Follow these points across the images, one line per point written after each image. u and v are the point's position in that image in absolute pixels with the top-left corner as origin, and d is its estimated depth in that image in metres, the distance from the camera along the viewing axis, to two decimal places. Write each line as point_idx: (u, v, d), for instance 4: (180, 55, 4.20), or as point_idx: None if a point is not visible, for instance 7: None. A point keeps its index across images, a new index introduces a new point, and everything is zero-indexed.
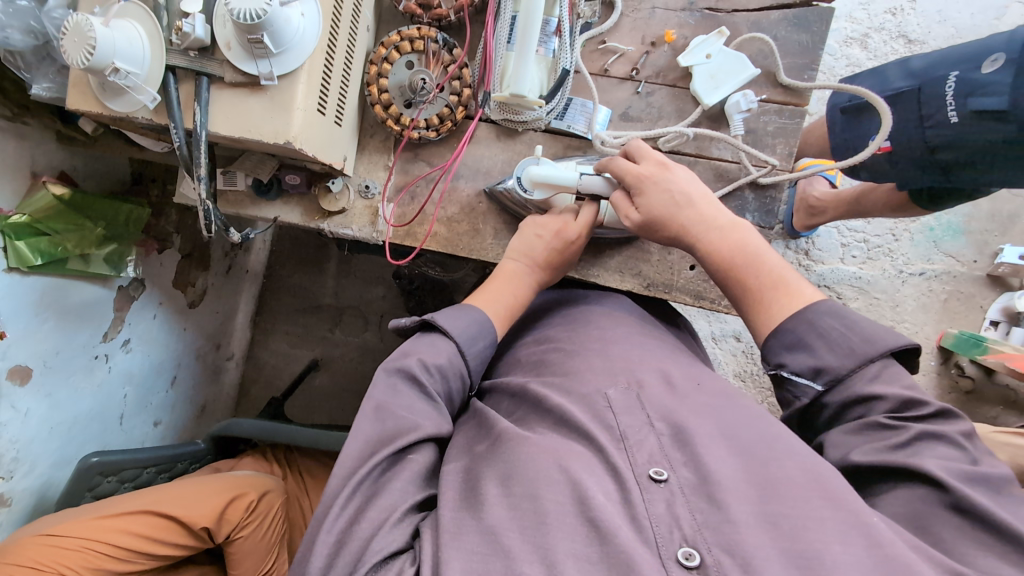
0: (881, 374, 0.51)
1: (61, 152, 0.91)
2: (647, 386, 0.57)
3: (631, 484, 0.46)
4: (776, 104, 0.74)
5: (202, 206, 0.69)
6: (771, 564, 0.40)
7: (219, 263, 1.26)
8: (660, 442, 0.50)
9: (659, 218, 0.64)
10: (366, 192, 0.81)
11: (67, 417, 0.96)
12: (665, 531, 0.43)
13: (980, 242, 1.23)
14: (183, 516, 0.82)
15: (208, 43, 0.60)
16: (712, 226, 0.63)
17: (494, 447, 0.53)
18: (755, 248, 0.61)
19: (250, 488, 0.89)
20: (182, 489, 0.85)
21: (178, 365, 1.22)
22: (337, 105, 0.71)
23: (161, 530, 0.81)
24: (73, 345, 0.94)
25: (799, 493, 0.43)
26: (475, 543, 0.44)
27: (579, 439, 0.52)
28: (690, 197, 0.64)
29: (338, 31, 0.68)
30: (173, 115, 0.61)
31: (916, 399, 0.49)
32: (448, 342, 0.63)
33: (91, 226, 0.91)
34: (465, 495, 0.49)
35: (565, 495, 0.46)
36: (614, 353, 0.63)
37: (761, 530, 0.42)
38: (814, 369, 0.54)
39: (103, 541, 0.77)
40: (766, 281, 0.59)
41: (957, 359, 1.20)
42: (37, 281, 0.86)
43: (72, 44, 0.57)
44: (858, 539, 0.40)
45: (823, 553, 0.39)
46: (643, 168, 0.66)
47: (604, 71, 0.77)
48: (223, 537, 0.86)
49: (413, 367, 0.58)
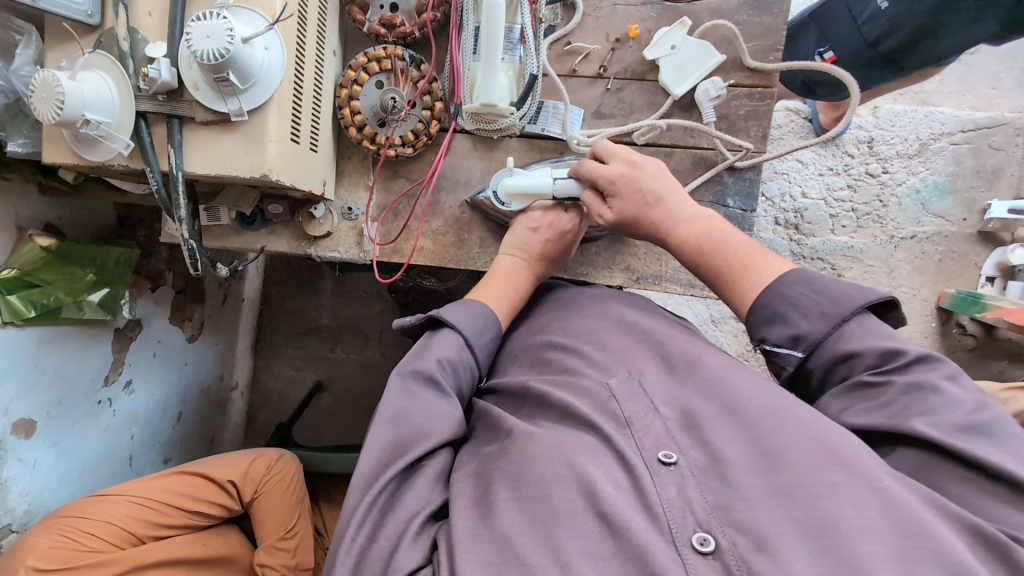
0: (856, 330, 0.51)
1: (44, 203, 0.92)
2: (646, 374, 0.57)
3: (642, 471, 0.46)
4: (744, 88, 0.74)
5: (186, 245, 0.69)
6: (788, 538, 0.39)
7: (214, 295, 1.27)
8: (667, 426, 0.50)
9: (631, 219, 0.66)
10: (349, 214, 0.82)
11: (76, 463, 0.97)
12: (679, 516, 0.43)
13: (967, 200, 1.23)
14: (213, 472, 0.91)
15: (175, 85, 0.61)
16: (679, 219, 0.64)
17: (504, 447, 0.53)
18: (722, 232, 0.62)
19: (263, 453, 0.98)
20: (214, 458, 0.96)
21: (183, 401, 1.23)
22: (311, 132, 0.72)
23: (196, 488, 0.90)
24: (74, 393, 0.95)
25: (808, 461, 0.43)
26: (489, 552, 0.44)
27: (583, 430, 0.52)
28: (659, 194, 0.65)
29: (304, 60, 0.68)
30: (148, 159, 0.62)
31: (894, 349, 0.49)
32: (455, 336, 0.63)
33: (81, 273, 0.91)
34: (479, 501, 0.48)
35: (573, 489, 0.46)
36: (610, 344, 0.62)
37: (773, 502, 0.41)
38: (792, 338, 0.54)
39: (147, 498, 0.86)
40: (737, 262, 0.59)
41: (957, 318, 1.20)
42: (31, 333, 0.87)
43: (42, 101, 0.58)
44: (869, 501, 0.39)
45: (838, 520, 0.39)
46: (611, 169, 0.67)
47: (573, 71, 0.77)
48: (249, 496, 0.93)
49: (431, 369, 0.58)
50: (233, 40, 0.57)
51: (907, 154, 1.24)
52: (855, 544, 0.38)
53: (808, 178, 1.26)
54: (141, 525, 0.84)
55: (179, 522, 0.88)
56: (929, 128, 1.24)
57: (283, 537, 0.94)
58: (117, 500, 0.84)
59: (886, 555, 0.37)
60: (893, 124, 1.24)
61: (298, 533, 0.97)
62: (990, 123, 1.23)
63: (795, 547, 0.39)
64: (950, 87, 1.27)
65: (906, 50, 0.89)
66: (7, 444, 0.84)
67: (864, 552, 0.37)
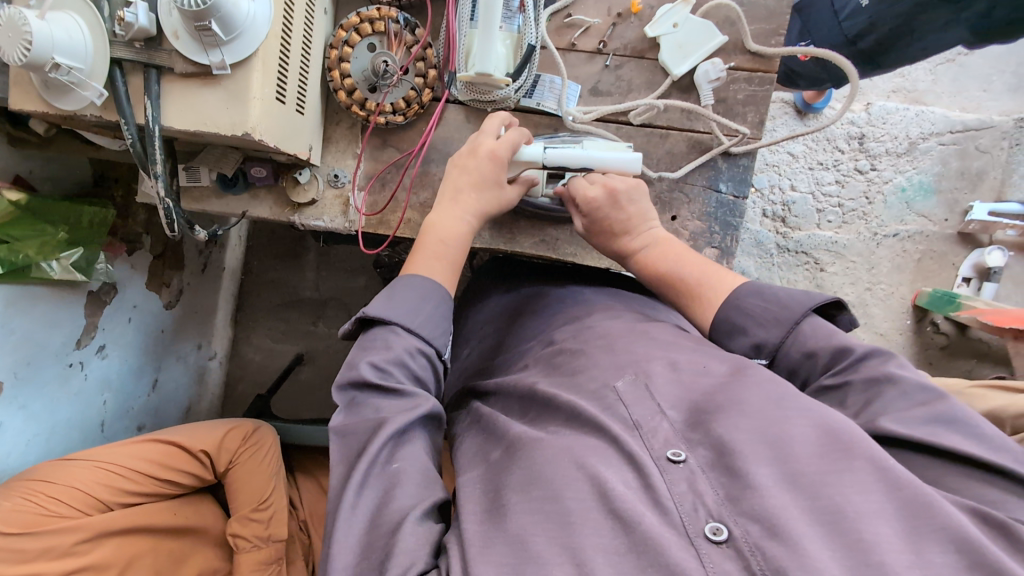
0: (810, 333, 0.54)
1: (13, 155, 0.88)
2: (653, 374, 0.54)
3: (650, 469, 0.45)
4: (744, 72, 0.73)
5: (162, 205, 0.67)
6: (802, 525, 0.39)
7: (194, 261, 1.23)
8: (674, 427, 0.48)
9: (601, 240, 0.70)
10: (335, 181, 0.79)
11: (44, 429, 0.95)
12: (690, 509, 0.42)
13: (950, 201, 1.24)
14: (183, 440, 0.89)
15: (153, 33, 0.58)
16: (646, 246, 0.67)
17: (509, 454, 0.52)
18: (686, 258, 0.65)
19: (241, 423, 0.96)
20: (192, 427, 0.93)
21: (160, 366, 1.20)
22: (298, 93, 0.69)
23: (172, 458, 0.88)
24: (45, 354, 0.92)
25: (811, 449, 0.43)
26: (503, 553, 0.43)
27: (591, 430, 0.50)
28: (630, 222, 0.68)
29: (293, 13, 0.65)
30: (122, 110, 0.59)
31: (842, 348, 0.51)
32: (392, 330, 0.58)
33: (53, 230, 0.88)
34: (489, 505, 0.48)
35: (585, 491, 0.45)
36: (618, 347, 0.60)
37: (783, 491, 0.41)
38: (754, 346, 0.57)
39: (118, 465, 0.83)
40: (694, 281, 0.63)
41: (932, 316, 1.22)
42: (1, 292, 0.83)
43: (8, 40, 0.55)
44: (874, 486, 0.40)
45: (846, 506, 0.39)
46: (593, 192, 0.67)
47: (571, 46, 0.75)
48: (223, 465, 0.92)
49: (365, 372, 0.54)
50: None
51: (895, 152, 1.25)
52: (865, 530, 0.38)
53: (797, 172, 1.26)
54: (109, 491, 0.82)
55: (150, 490, 0.86)
56: (919, 128, 1.25)
57: (257, 507, 0.92)
58: (83, 465, 0.81)
59: (893, 538, 0.38)
60: (884, 121, 1.25)
61: (272, 504, 0.95)
62: (978, 126, 1.25)
63: (810, 535, 0.39)
64: (942, 87, 1.28)
65: (885, 46, 0.90)
66: None
67: (871, 534, 0.38)
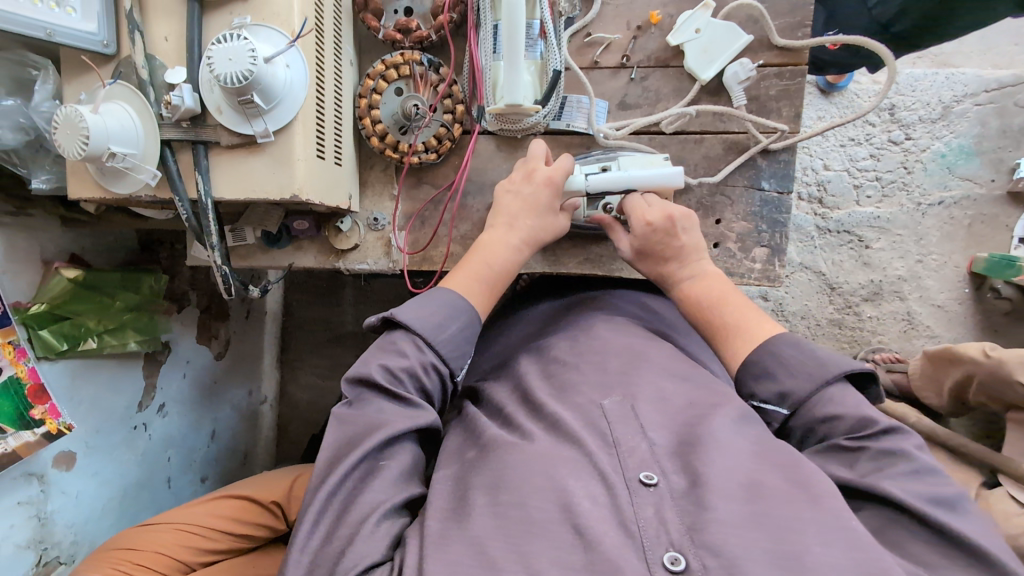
0: (836, 394, 0.51)
1: (67, 235, 0.91)
2: (640, 399, 0.54)
3: (620, 490, 0.46)
4: (774, 68, 0.72)
5: (219, 270, 0.69)
6: (756, 565, 0.40)
7: (237, 311, 1.27)
8: (652, 449, 0.49)
9: (645, 261, 0.68)
10: (375, 224, 0.81)
11: (118, 491, 0.98)
12: (653, 535, 0.43)
13: (995, 161, 1.20)
14: (255, 492, 0.92)
15: (198, 110, 0.60)
16: (690, 277, 0.65)
17: (483, 455, 0.52)
18: (730, 295, 0.62)
19: (303, 472, 0.99)
20: (260, 479, 0.96)
21: (216, 420, 1.23)
22: (334, 147, 0.70)
23: (243, 512, 0.90)
24: (111, 422, 0.96)
25: (783, 495, 0.44)
26: (461, 555, 0.43)
27: (567, 441, 0.51)
28: (681, 250, 0.66)
29: (324, 70, 0.66)
30: (176, 188, 0.61)
31: (866, 419, 0.49)
32: (413, 339, 0.58)
33: (109, 302, 0.92)
34: (455, 504, 0.48)
35: (550, 500, 0.45)
36: (609, 367, 0.60)
37: (747, 528, 0.42)
38: (779, 395, 0.54)
39: (195, 525, 0.86)
40: (735, 318, 0.60)
41: (991, 281, 1.17)
42: (66, 365, 0.87)
43: (66, 137, 0.57)
44: (836, 537, 0.41)
45: (804, 553, 0.40)
46: (649, 215, 0.66)
47: (594, 63, 0.75)
48: (294, 515, 0.94)
49: (374, 374, 0.54)
50: (255, 60, 0.55)
51: (930, 118, 1.21)
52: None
53: (830, 150, 1.23)
54: (187, 551, 0.84)
55: (227, 545, 0.88)
56: (951, 91, 1.21)
57: None
58: (164, 528, 0.85)
59: None
60: (914, 88, 1.21)
61: None
62: (1015, 81, 1.20)
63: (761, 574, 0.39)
64: (971, 46, 1.24)
65: (924, 30, 0.88)
66: (49, 478, 0.85)
67: None
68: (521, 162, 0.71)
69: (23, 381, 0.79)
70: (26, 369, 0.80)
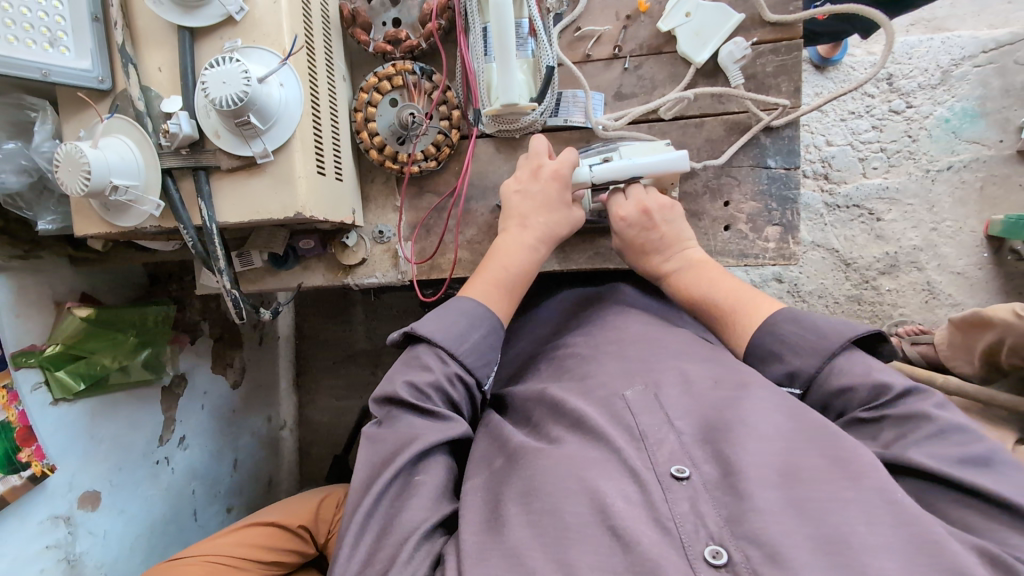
0: (849, 361, 0.51)
1: (77, 274, 0.92)
2: (663, 385, 0.54)
3: (651, 484, 0.45)
4: (769, 44, 0.71)
5: (228, 294, 0.68)
6: (802, 553, 0.38)
7: (250, 337, 1.27)
8: (681, 441, 0.48)
9: (633, 256, 0.68)
10: (381, 237, 0.80)
11: (145, 527, 0.98)
12: (691, 529, 0.42)
13: (1001, 121, 1.18)
14: (284, 517, 0.92)
15: (197, 137, 0.60)
16: (677, 268, 0.66)
17: (512, 461, 0.51)
18: (717, 279, 0.64)
19: (331, 492, 0.99)
20: (287, 504, 0.95)
21: (237, 448, 1.23)
22: (334, 163, 0.70)
23: (273, 538, 0.89)
24: (133, 458, 0.96)
25: (821, 475, 0.42)
26: (499, 568, 0.42)
27: (594, 442, 0.49)
28: (664, 241, 0.67)
29: (318, 86, 0.66)
30: (180, 217, 0.61)
31: (881, 384, 0.48)
32: (435, 351, 0.57)
33: (122, 338, 0.91)
34: (489, 515, 0.47)
35: (582, 503, 0.44)
36: (629, 354, 0.60)
37: (788, 516, 0.40)
38: (788, 374, 0.54)
39: (223, 555, 0.84)
40: (726, 303, 0.61)
41: (1010, 243, 1.15)
42: (84, 406, 0.87)
43: (68, 174, 0.58)
44: (883, 516, 0.39)
45: (850, 536, 0.38)
46: (631, 208, 0.67)
47: (587, 57, 0.75)
48: (324, 537, 0.94)
49: (401, 390, 0.53)
50: (249, 82, 0.56)
51: (930, 84, 1.19)
52: (869, 561, 0.37)
53: (830, 125, 1.22)
54: None
55: (258, 574, 0.86)
56: (948, 55, 1.19)
57: None
58: (194, 562, 0.83)
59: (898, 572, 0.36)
60: (910, 56, 1.20)
61: None
62: (1013, 39, 1.18)
63: (809, 561, 0.38)
64: (964, 9, 1.22)
65: None
66: (76, 519, 0.85)
67: (875, 566, 0.37)
68: (524, 159, 0.71)
69: (12, 423, 0.76)
70: (19, 412, 0.77)
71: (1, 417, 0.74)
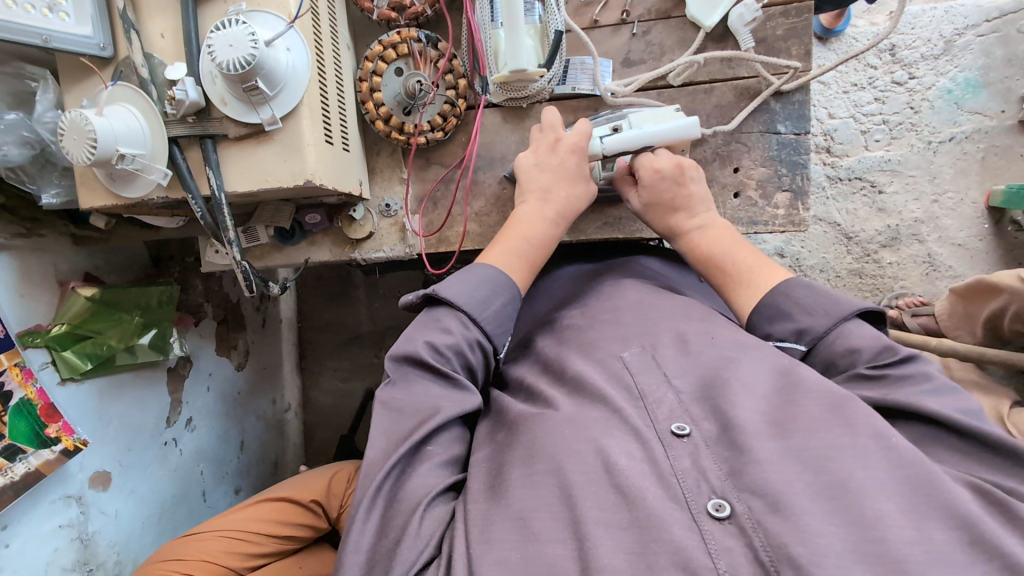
0: (857, 321, 0.51)
1: (80, 253, 0.91)
2: (659, 347, 0.54)
3: (654, 444, 0.45)
4: (779, 6, 0.70)
5: (239, 267, 0.68)
6: (801, 498, 0.38)
7: (253, 318, 1.26)
8: (679, 398, 0.48)
9: (654, 212, 0.67)
10: (388, 211, 0.80)
11: (156, 507, 0.98)
12: (693, 484, 0.42)
13: (1003, 91, 1.17)
14: (296, 492, 0.92)
15: (203, 104, 0.59)
16: (698, 227, 0.65)
17: (512, 434, 0.50)
18: (736, 245, 0.63)
19: (342, 467, 0.99)
20: (299, 480, 0.96)
21: (244, 430, 1.23)
22: (341, 131, 0.69)
23: (285, 513, 0.90)
24: (141, 438, 0.96)
25: (817, 423, 0.42)
26: (507, 532, 0.42)
27: (594, 404, 0.50)
28: (690, 200, 0.66)
29: (323, 52, 0.65)
30: (188, 185, 0.60)
31: (890, 341, 0.49)
32: (457, 314, 0.57)
33: (128, 318, 0.90)
34: (492, 480, 0.47)
35: (587, 462, 0.44)
36: (625, 321, 0.59)
37: (786, 463, 0.40)
38: (796, 332, 0.54)
39: (236, 531, 0.85)
40: (746, 268, 0.60)
41: (1011, 214, 1.15)
42: (92, 385, 0.87)
43: (73, 142, 0.56)
44: (878, 459, 0.39)
45: (849, 480, 0.38)
46: (660, 163, 0.67)
47: (594, 23, 0.74)
48: (336, 512, 0.94)
49: (422, 352, 0.53)
50: (257, 44, 0.55)
51: (932, 55, 1.19)
52: (869, 504, 0.37)
53: (832, 98, 1.22)
54: (233, 558, 0.83)
55: (270, 549, 0.87)
56: (951, 25, 1.19)
57: None
58: (208, 536, 0.83)
59: (897, 512, 0.37)
60: (913, 27, 1.19)
61: None
62: (1017, 7, 1.17)
63: (809, 506, 0.38)
64: None
65: None
66: (87, 498, 0.85)
67: (875, 509, 0.37)
68: (538, 132, 0.71)
69: (32, 401, 0.76)
70: (36, 389, 0.77)
71: (21, 394, 0.75)
